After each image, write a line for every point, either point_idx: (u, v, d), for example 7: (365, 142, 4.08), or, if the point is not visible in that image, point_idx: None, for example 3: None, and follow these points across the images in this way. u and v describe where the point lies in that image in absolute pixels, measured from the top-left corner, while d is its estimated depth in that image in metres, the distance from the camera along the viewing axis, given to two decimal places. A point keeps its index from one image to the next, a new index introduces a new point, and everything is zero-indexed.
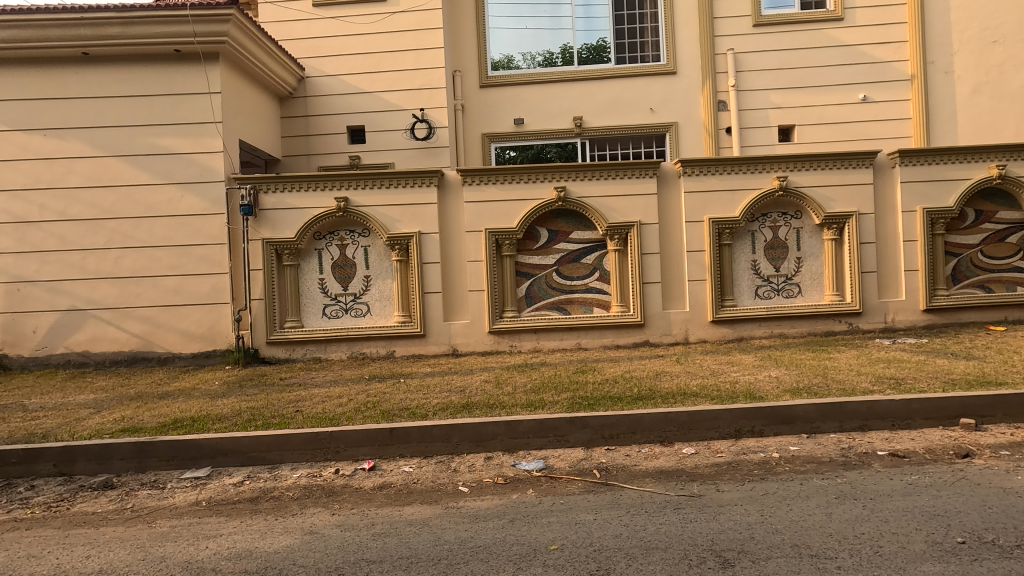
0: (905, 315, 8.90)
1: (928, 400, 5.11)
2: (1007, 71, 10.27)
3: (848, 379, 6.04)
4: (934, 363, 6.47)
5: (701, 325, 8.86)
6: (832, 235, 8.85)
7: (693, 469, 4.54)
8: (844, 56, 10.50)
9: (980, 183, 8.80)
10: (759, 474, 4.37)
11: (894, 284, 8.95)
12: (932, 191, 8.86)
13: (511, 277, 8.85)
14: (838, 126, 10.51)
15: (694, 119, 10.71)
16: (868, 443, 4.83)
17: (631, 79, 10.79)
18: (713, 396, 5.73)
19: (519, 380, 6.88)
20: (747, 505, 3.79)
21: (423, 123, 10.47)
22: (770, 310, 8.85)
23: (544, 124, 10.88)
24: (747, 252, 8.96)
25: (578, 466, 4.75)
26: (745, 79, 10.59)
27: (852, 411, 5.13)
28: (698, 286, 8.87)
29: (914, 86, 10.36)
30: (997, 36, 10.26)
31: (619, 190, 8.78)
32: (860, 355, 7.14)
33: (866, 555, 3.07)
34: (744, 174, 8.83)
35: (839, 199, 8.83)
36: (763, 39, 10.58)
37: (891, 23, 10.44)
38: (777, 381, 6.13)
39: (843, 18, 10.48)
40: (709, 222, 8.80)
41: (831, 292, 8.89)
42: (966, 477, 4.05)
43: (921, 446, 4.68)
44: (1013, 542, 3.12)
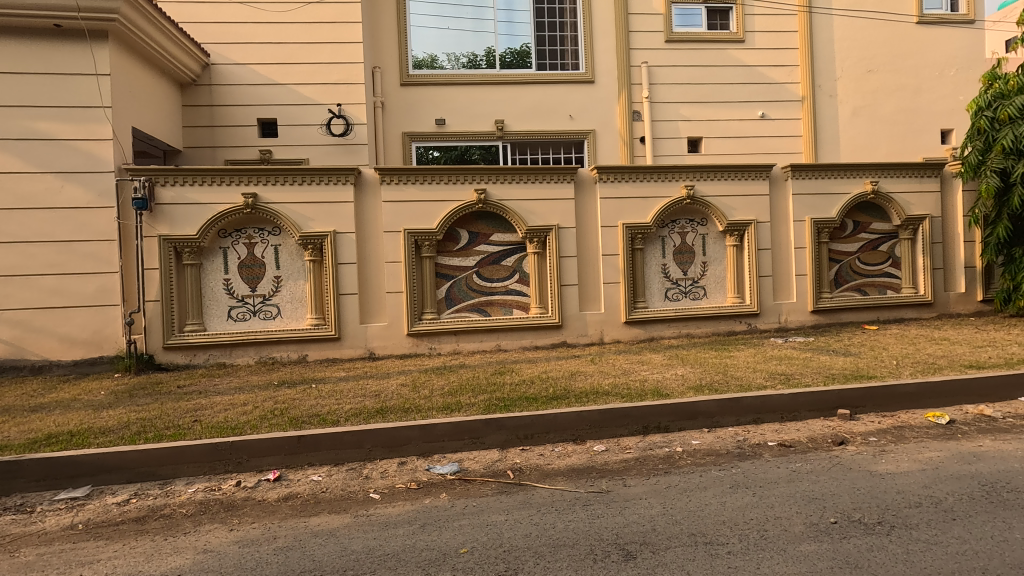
0: (796, 316, 9.70)
1: (812, 394, 5.60)
2: (881, 97, 11.49)
3: (745, 376, 6.49)
4: (817, 360, 7.12)
5: (615, 326, 9.20)
6: (733, 242, 9.49)
7: (602, 465, 4.70)
8: (745, 75, 11.30)
9: (858, 197, 9.78)
10: (663, 468, 4.59)
11: (786, 287, 9.74)
12: (819, 203, 9.74)
13: (431, 279, 8.75)
14: (739, 140, 11.29)
15: (611, 128, 11.11)
16: (760, 435, 5.21)
17: (552, 86, 11.02)
18: (623, 394, 5.97)
19: (436, 382, 6.81)
20: (650, 499, 3.97)
21: (340, 118, 10.12)
22: (678, 311, 9.36)
23: (466, 125, 10.87)
24: (658, 256, 9.42)
25: (491, 467, 4.77)
26: (658, 92, 11.13)
27: (747, 405, 5.52)
28: (613, 288, 9.20)
29: (804, 107, 11.35)
30: (873, 65, 11.46)
31: (538, 194, 8.94)
32: (757, 353, 7.71)
33: (752, 539, 3.30)
34: (655, 182, 9.26)
35: (739, 208, 9.49)
36: (674, 54, 11.17)
37: (785, 48, 11.37)
38: (682, 379, 6.48)
39: (744, 40, 11.29)
40: (623, 227, 9.15)
41: (733, 294, 9.53)
42: (840, 462, 4.47)
43: (804, 436, 5.12)
44: (876, 518, 3.47)
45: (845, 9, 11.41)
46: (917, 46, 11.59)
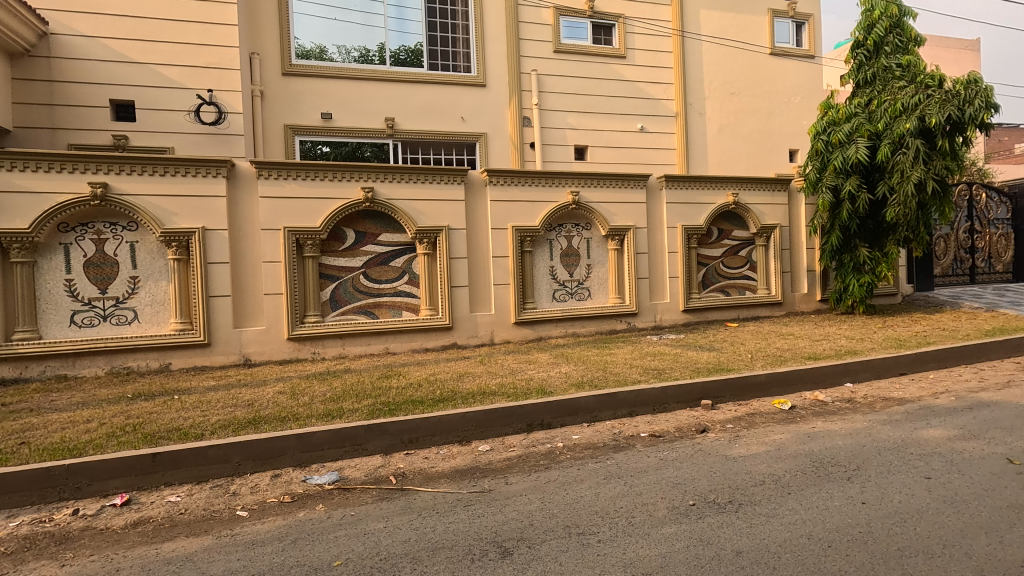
0: (669, 315, 10.49)
1: (679, 387, 6.09)
2: (741, 118, 12.78)
3: (622, 372, 6.90)
4: (686, 355, 7.75)
5: (504, 327, 9.35)
6: (615, 246, 10.06)
7: (486, 465, 4.74)
8: (627, 90, 12.03)
9: (722, 207, 10.80)
10: (544, 463, 4.73)
11: (661, 288, 10.50)
12: (689, 211, 10.62)
13: (314, 280, 8.33)
14: (621, 150, 11.98)
15: (502, 132, 11.29)
16: (634, 427, 5.56)
17: (443, 86, 10.97)
18: (509, 393, 6.08)
19: (318, 389, 6.49)
20: (530, 495, 4.08)
21: (211, 106, 9.28)
22: (564, 312, 9.72)
23: (354, 121, 10.48)
24: (545, 259, 9.73)
25: (373, 474, 4.63)
26: (546, 99, 11.49)
27: (623, 399, 5.87)
28: (503, 289, 9.35)
29: (677, 123, 12.31)
30: (735, 89, 12.71)
31: (428, 195, 8.85)
32: (634, 350, 8.23)
33: (621, 526, 3.50)
34: (543, 187, 9.57)
35: (620, 214, 10.08)
36: (561, 65, 11.60)
37: (661, 67, 12.26)
38: (565, 377, 6.74)
39: (625, 57, 12.02)
40: (513, 230, 9.34)
41: (614, 295, 10.09)
42: (701, 449, 4.89)
43: (672, 426, 5.55)
44: (727, 497, 3.83)
45: (712, 36, 12.56)
46: (769, 75, 13.06)
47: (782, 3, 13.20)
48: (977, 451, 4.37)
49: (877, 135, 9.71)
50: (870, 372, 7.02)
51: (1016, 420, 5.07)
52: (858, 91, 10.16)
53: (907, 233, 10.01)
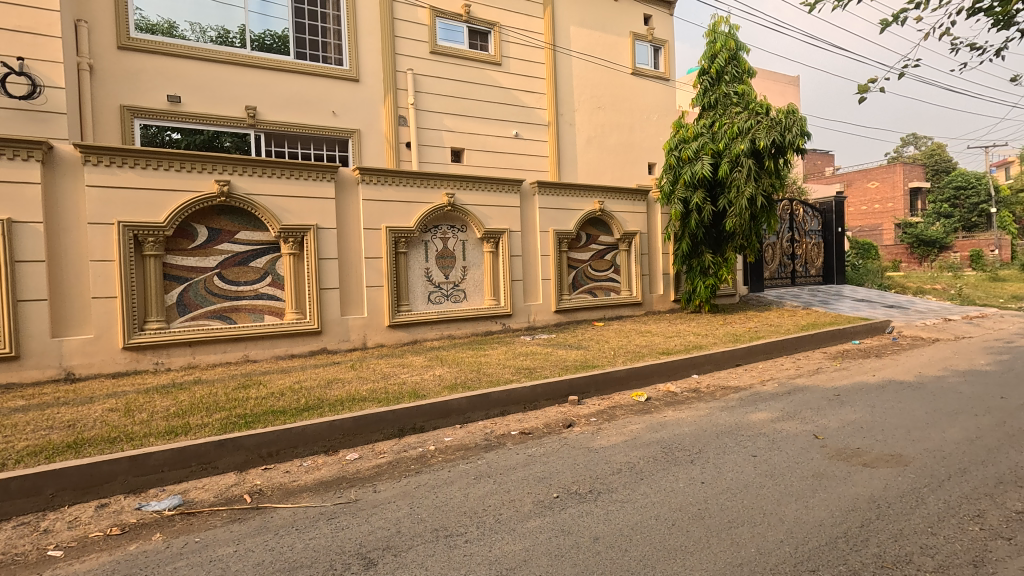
0: (542, 316, 10.90)
1: (547, 385, 6.36)
2: (606, 131, 13.67)
3: (495, 372, 7.03)
4: (555, 354, 8.10)
5: (378, 330, 9.07)
6: (490, 248, 10.24)
7: (353, 474, 4.56)
8: (502, 97, 12.30)
9: (590, 213, 11.48)
10: (415, 468, 4.65)
11: (534, 290, 10.88)
12: (559, 217, 11.15)
13: (157, 281, 7.42)
14: (497, 155, 12.21)
15: (376, 129, 10.95)
16: (506, 426, 5.69)
17: (312, 77, 10.37)
18: (380, 398, 5.91)
19: (160, 403, 5.79)
20: (398, 501, 3.98)
21: (22, 77, 7.67)
22: (440, 313, 9.67)
23: (207, 107, 9.52)
24: (421, 260, 9.62)
25: (224, 494, 4.22)
26: (422, 100, 11.36)
27: (494, 399, 6.01)
28: (376, 291, 9.07)
29: (549, 131, 12.84)
30: (601, 103, 13.57)
31: (293, 191, 8.31)
32: (507, 351, 8.43)
33: (488, 524, 3.55)
34: (418, 187, 9.46)
35: (494, 218, 10.28)
36: (438, 66, 11.55)
37: (534, 77, 12.71)
38: (439, 379, 6.71)
39: (500, 64, 12.28)
40: (386, 230, 9.10)
41: (490, 297, 10.26)
42: (567, 443, 5.13)
43: (541, 423, 5.76)
44: (588, 487, 4.06)
45: (581, 52, 13.30)
46: (631, 93, 14.14)
47: (641, 28, 14.34)
48: (792, 430, 5.09)
49: (719, 153, 10.91)
50: (712, 364, 7.88)
51: (821, 401, 5.99)
52: (704, 113, 11.37)
53: (743, 241, 11.36)
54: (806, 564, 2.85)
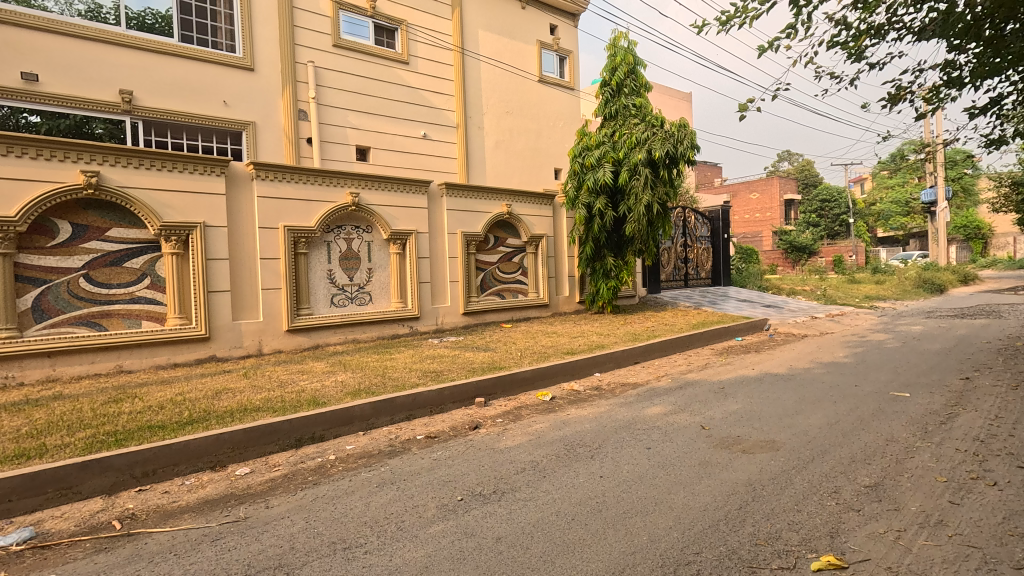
0: (450, 318, 10.85)
1: (454, 387, 6.34)
2: (514, 135, 13.87)
3: (400, 376, 6.88)
4: (463, 356, 8.09)
5: (274, 335, 8.56)
6: (397, 249, 10.03)
7: (243, 490, 4.25)
8: (410, 96, 12.09)
9: (497, 216, 11.65)
10: (312, 480, 4.43)
11: (442, 293, 10.81)
12: (467, 219, 11.19)
13: (7, 284, 6.50)
14: (404, 155, 11.96)
15: (273, 123, 10.33)
16: (411, 431, 5.59)
17: (200, 63, 9.58)
18: (275, 407, 5.57)
19: (9, 423, 5.06)
20: (293, 516, 3.77)
21: None
22: (343, 317, 9.30)
23: (72, 88, 8.48)
24: (322, 261, 9.21)
25: (88, 522, 3.77)
26: (325, 94, 10.89)
27: (399, 404, 5.89)
28: (273, 294, 8.57)
29: (457, 133, 12.80)
30: (509, 108, 13.76)
31: (177, 185, 7.64)
32: (414, 354, 8.30)
33: (390, 532, 3.46)
34: (319, 186, 9.05)
35: (400, 218, 10.09)
36: (342, 60, 11.13)
37: (442, 78, 12.62)
38: (341, 385, 6.44)
39: (408, 63, 12.07)
40: (284, 229, 8.62)
41: (397, 299, 10.04)
42: (473, 444, 5.14)
43: (447, 426, 5.71)
44: (491, 488, 4.08)
45: (489, 57, 13.41)
46: (538, 100, 14.47)
47: (548, 37, 14.74)
48: (683, 422, 5.45)
49: (619, 161, 11.46)
50: (613, 362, 8.25)
51: (708, 395, 6.47)
52: (606, 123, 11.90)
53: (641, 245, 12.02)
54: (692, 547, 3.06)
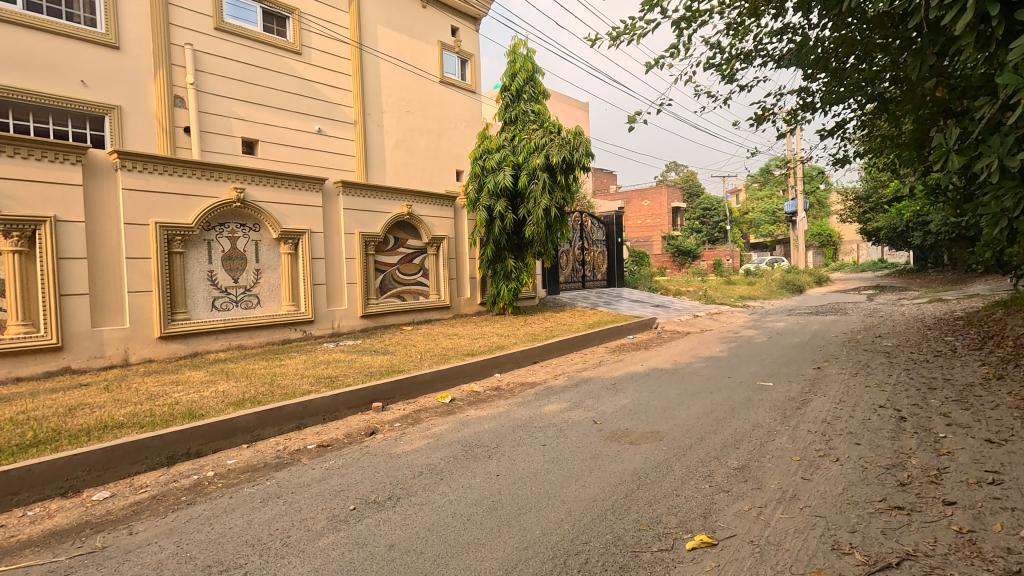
0: (348, 321, 10.48)
1: (349, 393, 6.12)
2: (415, 135, 13.62)
3: (291, 383, 6.50)
4: (359, 361, 7.82)
5: (144, 343, 7.74)
6: (288, 249, 9.52)
7: (102, 517, 3.79)
8: (303, 88, 11.45)
9: (397, 217, 11.46)
10: (186, 500, 4.05)
11: (338, 295, 10.41)
12: (365, 219, 10.89)
13: None
14: (297, 150, 11.31)
15: (143, 109, 9.34)
16: (301, 440, 5.30)
17: (51, 35, 8.37)
18: (144, 422, 5.04)
19: None
20: (161, 541, 3.43)
21: None
22: (227, 321, 8.64)
23: None
24: (202, 262, 8.49)
25: None
26: (205, 81, 10.03)
27: (288, 413, 5.57)
28: (142, 297, 7.76)
29: (355, 130, 12.32)
30: (409, 107, 13.51)
31: (20, 173, 6.66)
32: (307, 359, 7.89)
33: (274, 549, 3.26)
34: (198, 179, 8.35)
35: (292, 217, 9.59)
36: (225, 46, 10.33)
37: (339, 72, 12.09)
38: (222, 396, 5.95)
39: (301, 53, 11.44)
40: (155, 226, 7.84)
41: (288, 302, 9.52)
42: (368, 451, 4.98)
43: (341, 433, 5.49)
44: (386, 495, 3.97)
45: (388, 54, 13.08)
46: (438, 101, 14.35)
47: (449, 39, 14.70)
48: (577, 418, 5.67)
49: (519, 166, 11.70)
50: (512, 362, 8.40)
51: (601, 391, 6.79)
52: (506, 128, 12.08)
53: (541, 247, 12.36)
54: (581, 537, 3.19)
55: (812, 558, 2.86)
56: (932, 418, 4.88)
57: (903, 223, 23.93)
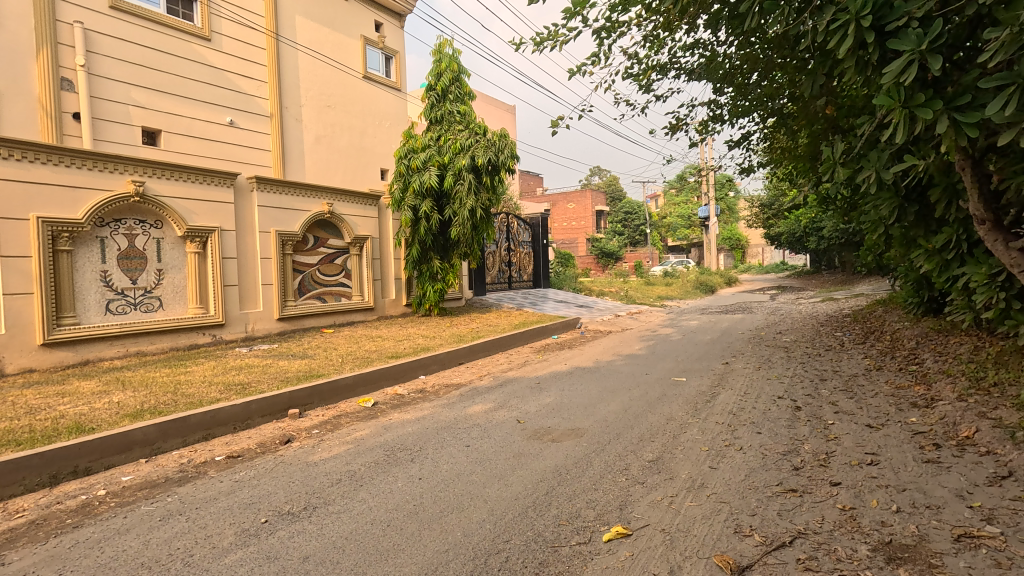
0: (262, 324, 10.01)
1: (263, 399, 5.82)
2: (335, 131, 12.96)
3: (197, 392, 6.06)
4: (275, 366, 7.45)
5: (24, 351, 6.98)
6: (195, 248, 8.94)
7: None
8: (212, 77, 10.44)
9: (316, 215, 11.11)
10: (72, 523, 3.68)
11: (252, 297, 9.91)
12: (281, 217, 10.47)
13: None
14: (205, 142, 10.28)
15: (23, 92, 8.06)
16: (208, 452, 4.97)
17: None
18: (22, 439, 4.51)
19: None
20: (40, 570, 3.09)
21: None
22: (124, 326, 7.97)
23: None
24: (94, 261, 7.78)
25: None
26: (98, 63, 8.87)
27: (194, 423, 5.21)
28: (20, 300, 6.98)
29: (271, 124, 11.44)
30: (329, 102, 12.83)
31: None
32: (217, 365, 7.41)
33: (175, 570, 3.03)
34: (90, 170, 7.64)
35: (199, 213, 9.01)
36: (120, 26, 9.21)
37: (252, 62, 11.18)
38: (117, 407, 5.45)
39: (210, 40, 10.44)
40: (38, 221, 7.08)
41: (194, 304, 8.94)
42: (283, 460, 4.75)
43: (254, 443, 5.20)
44: (302, 505, 3.80)
45: (307, 46, 12.38)
46: (361, 98, 13.77)
47: (372, 34, 14.22)
48: (501, 418, 5.71)
49: (444, 166, 11.62)
50: (437, 364, 8.33)
51: (525, 390, 6.88)
52: (431, 127, 11.95)
53: (467, 248, 12.34)
54: (503, 536, 3.21)
55: (717, 542, 3.04)
56: (822, 406, 5.36)
57: (800, 228, 26.08)
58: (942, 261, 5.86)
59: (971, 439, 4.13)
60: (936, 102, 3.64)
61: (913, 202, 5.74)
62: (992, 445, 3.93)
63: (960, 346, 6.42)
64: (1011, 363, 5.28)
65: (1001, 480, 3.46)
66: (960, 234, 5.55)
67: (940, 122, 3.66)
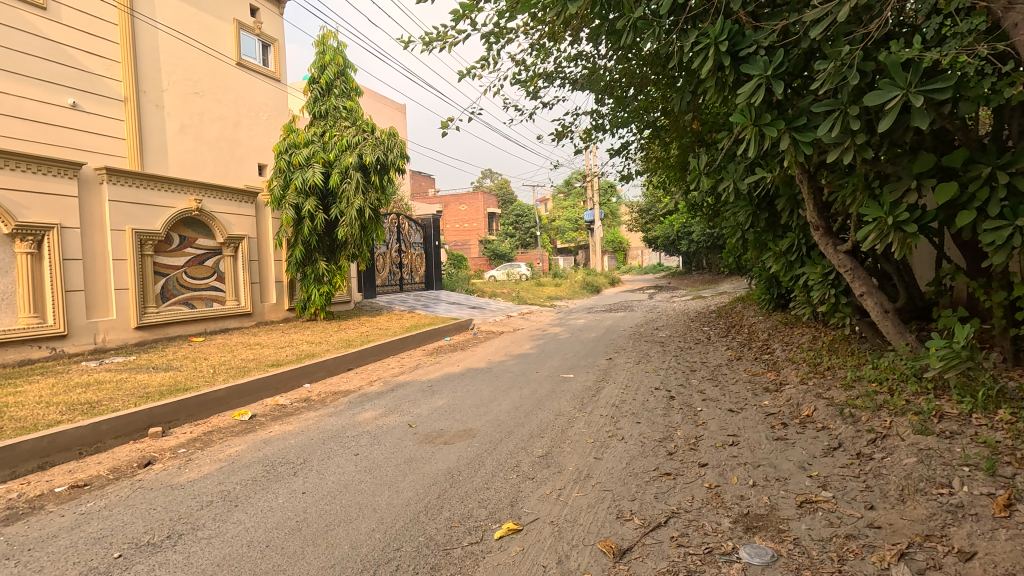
0: (115, 334, 8.90)
1: (117, 419, 5.18)
2: (206, 121, 11.35)
3: (32, 415, 5.22)
4: (132, 380, 6.64)
5: None
6: (27, 248, 7.77)
7: None
8: (48, 51, 8.60)
9: (182, 213, 10.13)
10: None
11: (102, 303, 8.82)
12: (140, 214, 9.41)
13: None
14: (38, 126, 8.39)
15: None
16: (45, 484, 4.29)
17: None
18: None
19: None
20: None
21: None
22: None
23: None
24: None
25: None
26: None
27: (27, 452, 4.48)
28: None
29: (126, 109, 9.71)
30: (198, 89, 11.24)
31: None
32: (58, 382, 6.46)
33: None
34: None
35: (32, 208, 7.84)
36: None
37: (101, 37, 9.40)
38: None
39: (45, 9, 8.61)
40: None
41: (27, 313, 7.76)
42: (141, 485, 4.24)
43: (105, 469, 4.59)
44: (166, 534, 3.41)
45: (169, 25, 10.70)
46: (237, 86, 12.22)
47: (247, 19, 12.75)
48: (392, 423, 5.57)
49: (330, 163, 11.11)
50: (324, 370, 7.93)
51: (417, 393, 6.79)
52: (315, 122, 11.36)
53: (355, 249, 11.89)
54: (393, 544, 3.14)
55: (601, 528, 3.21)
56: (693, 395, 5.88)
57: (673, 232, 28.46)
58: (787, 262, 6.68)
59: (811, 416, 4.75)
60: (779, 122, 4.15)
61: (764, 210, 6.49)
62: (827, 421, 4.55)
63: (802, 336, 7.38)
64: (840, 350, 6.16)
65: (833, 451, 4.01)
66: (801, 239, 6.36)
67: (783, 140, 4.16)
